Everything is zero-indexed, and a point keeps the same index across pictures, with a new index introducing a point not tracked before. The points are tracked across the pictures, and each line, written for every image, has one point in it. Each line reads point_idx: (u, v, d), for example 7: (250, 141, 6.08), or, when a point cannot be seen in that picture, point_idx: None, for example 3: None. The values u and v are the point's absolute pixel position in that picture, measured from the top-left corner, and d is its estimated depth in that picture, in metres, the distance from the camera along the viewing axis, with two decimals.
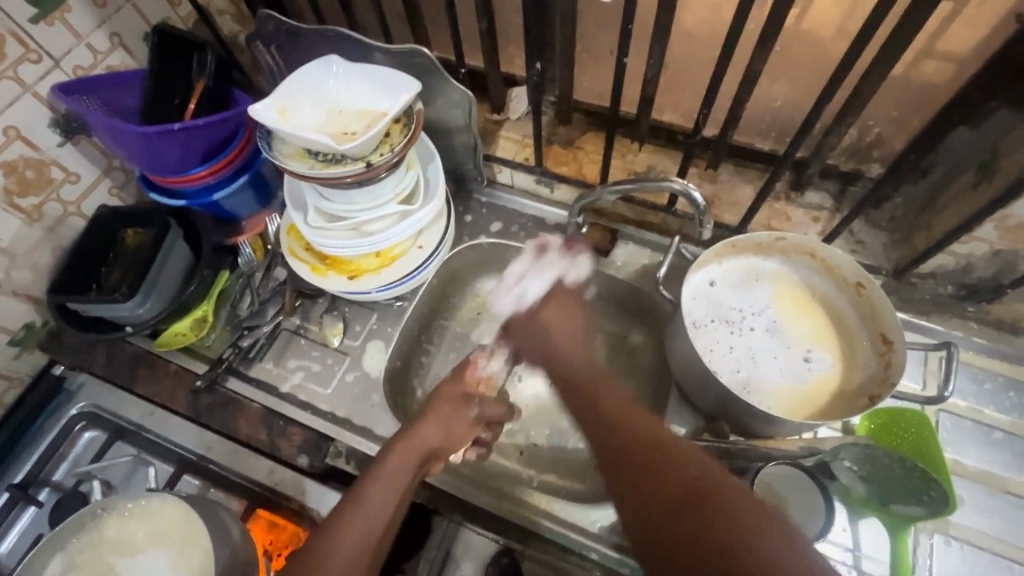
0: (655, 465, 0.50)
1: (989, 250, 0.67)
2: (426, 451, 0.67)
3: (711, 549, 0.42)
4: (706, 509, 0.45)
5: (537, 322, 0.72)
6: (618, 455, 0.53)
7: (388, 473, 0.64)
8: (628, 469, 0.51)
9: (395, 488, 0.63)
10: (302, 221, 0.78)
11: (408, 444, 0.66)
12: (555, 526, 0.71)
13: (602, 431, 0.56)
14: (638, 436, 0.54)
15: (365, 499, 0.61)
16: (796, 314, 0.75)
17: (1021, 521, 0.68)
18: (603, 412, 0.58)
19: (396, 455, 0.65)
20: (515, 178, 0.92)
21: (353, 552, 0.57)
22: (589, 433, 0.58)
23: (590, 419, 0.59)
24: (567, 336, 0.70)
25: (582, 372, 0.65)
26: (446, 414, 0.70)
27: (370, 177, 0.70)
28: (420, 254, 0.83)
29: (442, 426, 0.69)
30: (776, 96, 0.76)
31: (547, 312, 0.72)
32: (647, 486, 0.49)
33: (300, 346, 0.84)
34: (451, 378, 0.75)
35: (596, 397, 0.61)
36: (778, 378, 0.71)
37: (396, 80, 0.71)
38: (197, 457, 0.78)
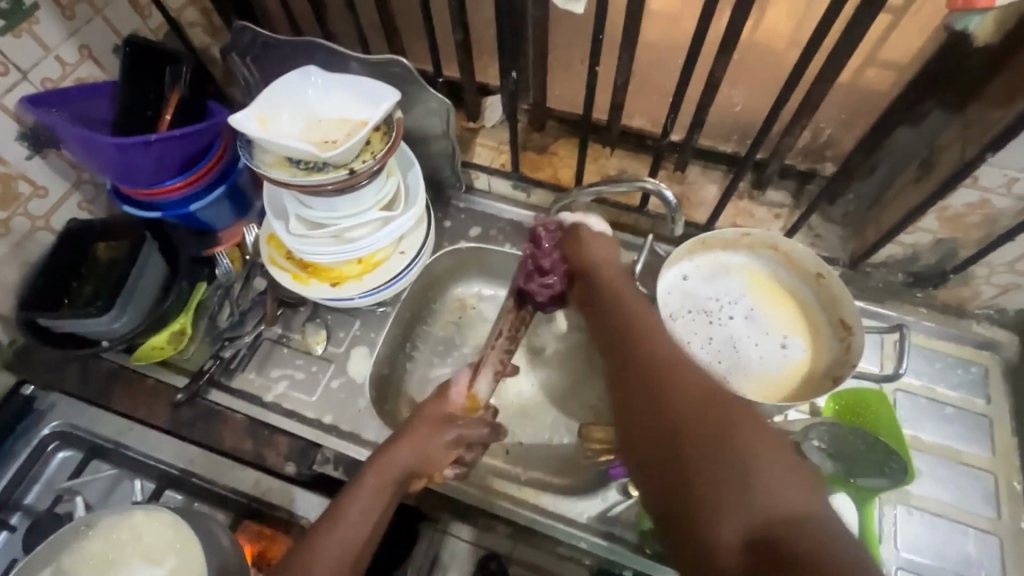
0: (678, 372, 0.54)
1: (933, 239, 0.72)
2: (404, 471, 0.65)
3: (720, 441, 0.47)
4: (729, 410, 0.49)
5: (572, 240, 0.75)
6: (638, 364, 0.57)
7: (364, 492, 0.63)
8: (652, 377, 0.55)
9: (359, 526, 0.61)
10: (283, 229, 0.78)
11: (384, 464, 0.65)
12: (543, 518, 0.73)
13: (622, 352, 0.60)
14: (654, 351, 0.58)
15: (342, 520, 0.61)
16: (762, 306, 0.79)
17: (973, 488, 0.73)
18: (640, 329, 0.62)
19: (375, 475, 0.64)
20: (493, 184, 0.95)
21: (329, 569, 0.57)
22: (615, 352, 0.61)
23: (619, 333, 0.63)
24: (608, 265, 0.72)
25: (612, 284, 0.69)
26: (423, 435, 0.67)
27: (352, 184, 0.72)
28: (402, 259, 0.84)
29: (416, 449, 0.66)
30: (736, 101, 0.81)
31: (592, 241, 0.74)
32: (668, 385, 0.53)
33: (283, 355, 0.84)
34: (434, 399, 0.72)
35: (623, 315, 0.64)
36: (751, 365, 0.75)
37: (375, 89, 0.73)
38: (179, 471, 0.77)
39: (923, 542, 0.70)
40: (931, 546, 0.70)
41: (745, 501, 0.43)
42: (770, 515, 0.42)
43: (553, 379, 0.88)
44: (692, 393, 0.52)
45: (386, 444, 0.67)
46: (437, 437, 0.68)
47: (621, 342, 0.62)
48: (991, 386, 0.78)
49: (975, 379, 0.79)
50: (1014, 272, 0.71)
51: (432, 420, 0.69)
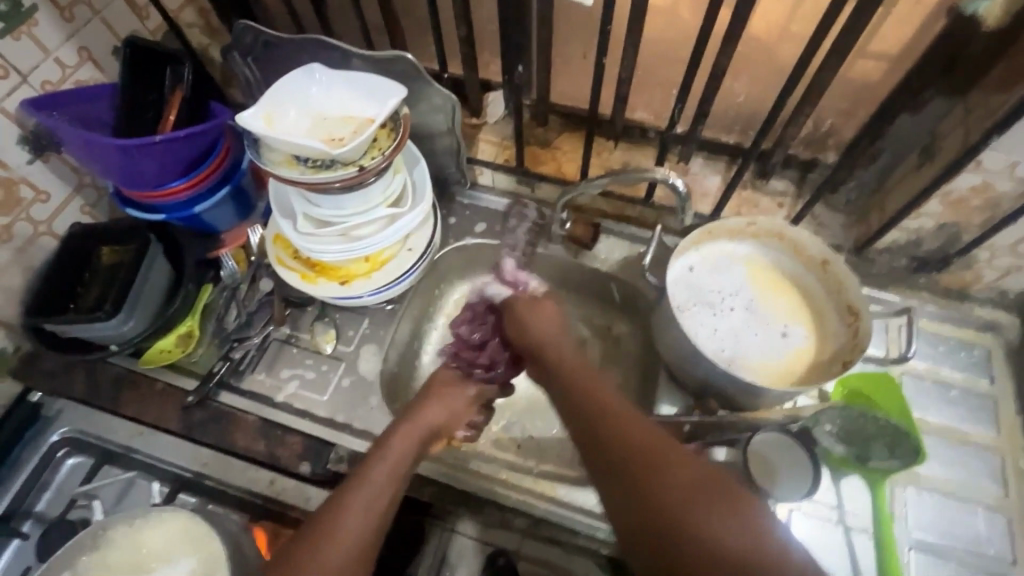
0: (665, 458, 0.54)
1: (936, 224, 0.73)
2: (429, 432, 0.68)
3: (729, 541, 0.48)
4: (727, 502, 0.50)
5: (514, 312, 0.75)
6: (619, 449, 0.56)
7: (392, 448, 0.64)
8: (620, 462, 0.55)
9: (377, 496, 0.59)
10: (291, 228, 0.78)
11: (410, 426, 0.67)
12: (560, 510, 0.74)
13: (584, 428, 0.60)
14: (617, 431, 0.57)
15: (372, 476, 0.61)
16: (768, 294, 0.80)
17: (980, 467, 0.74)
18: (596, 402, 0.61)
19: (403, 432, 0.66)
20: (497, 179, 0.96)
21: (364, 520, 0.57)
22: (577, 429, 0.61)
23: (585, 413, 0.60)
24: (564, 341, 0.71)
25: (568, 358, 0.68)
26: (447, 396, 0.73)
27: (361, 181, 0.72)
28: (410, 256, 0.84)
29: (447, 408, 0.72)
30: (738, 92, 0.81)
31: (533, 311, 0.74)
32: (660, 478, 0.52)
33: (292, 355, 0.84)
34: (445, 366, 0.78)
35: (579, 388, 0.63)
36: (760, 352, 0.76)
37: (381, 86, 0.73)
38: (192, 474, 0.76)
39: (934, 522, 0.71)
40: (942, 525, 0.71)
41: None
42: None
43: None
44: (662, 481, 0.52)
45: (398, 423, 0.67)
46: (450, 408, 0.72)
47: (581, 417, 0.61)
48: (994, 367, 0.80)
49: (978, 361, 0.80)
50: (1016, 255, 0.72)
51: (441, 399, 0.72)
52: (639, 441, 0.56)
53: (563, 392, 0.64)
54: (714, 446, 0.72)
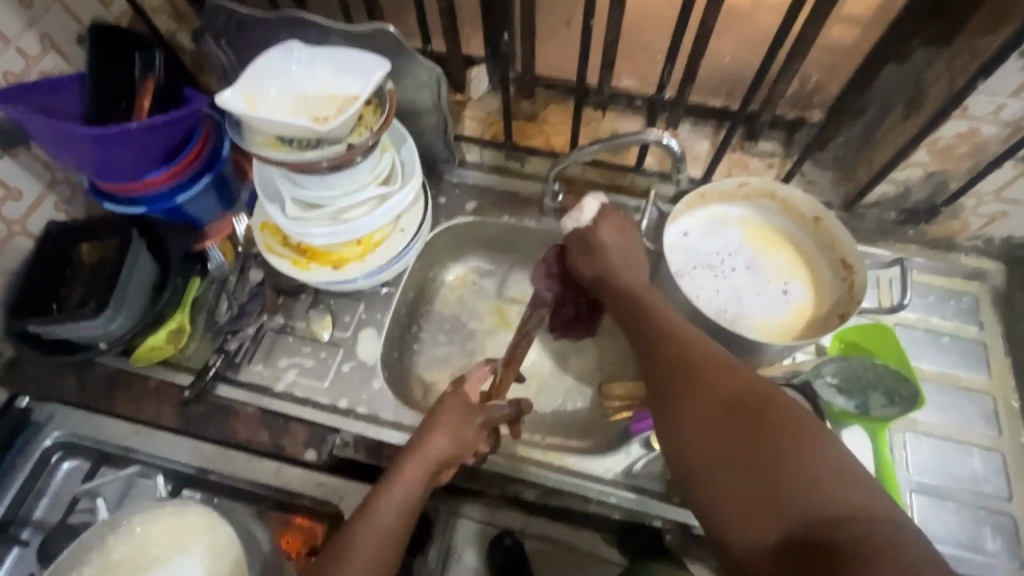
0: (721, 374, 0.56)
1: (923, 173, 0.74)
2: (436, 464, 0.65)
3: (765, 459, 0.50)
4: (774, 422, 0.51)
5: (586, 251, 0.72)
6: (676, 368, 0.59)
7: (393, 489, 0.63)
8: (671, 377, 0.59)
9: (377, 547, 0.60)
10: (279, 214, 0.76)
11: (415, 459, 0.65)
12: (571, 478, 0.74)
13: (647, 342, 0.63)
14: (676, 349, 0.60)
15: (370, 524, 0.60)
16: (763, 254, 0.81)
17: (973, 409, 0.76)
18: (659, 323, 0.64)
19: (406, 471, 0.64)
20: (486, 156, 0.94)
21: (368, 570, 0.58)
22: (642, 345, 0.64)
23: (648, 338, 0.63)
24: (635, 273, 0.70)
25: (638, 286, 0.69)
26: (456, 426, 0.67)
27: (349, 159, 0.70)
28: (403, 237, 0.82)
29: (450, 437, 0.67)
30: (725, 53, 0.85)
31: (606, 235, 0.71)
32: (708, 396, 0.55)
33: (289, 344, 0.82)
34: (453, 392, 0.71)
35: (647, 310, 0.66)
36: (759, 311, 0.77)
37: (363, 61, 0.71)
38: (196, 470, 0.75)
39: (932, 464, 0.73)
40: (941, 468, 0.73)
41: (786, 513, 0.48)
42: (811, 522, 0.47)
43: (563, 345, 0.89)
44: (710, 397, 0.55)
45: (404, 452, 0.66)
46: (456, 437, 0.67)
47: (646, 335, 0.64)
48: (982, 314, 0.82)
49: (967, 308, 0.82)
50: (1001, 200, 0.74)
51: (439, 427, 0.67)
52: (698, 360, 0.58)
53: (628, 313, 0.67)
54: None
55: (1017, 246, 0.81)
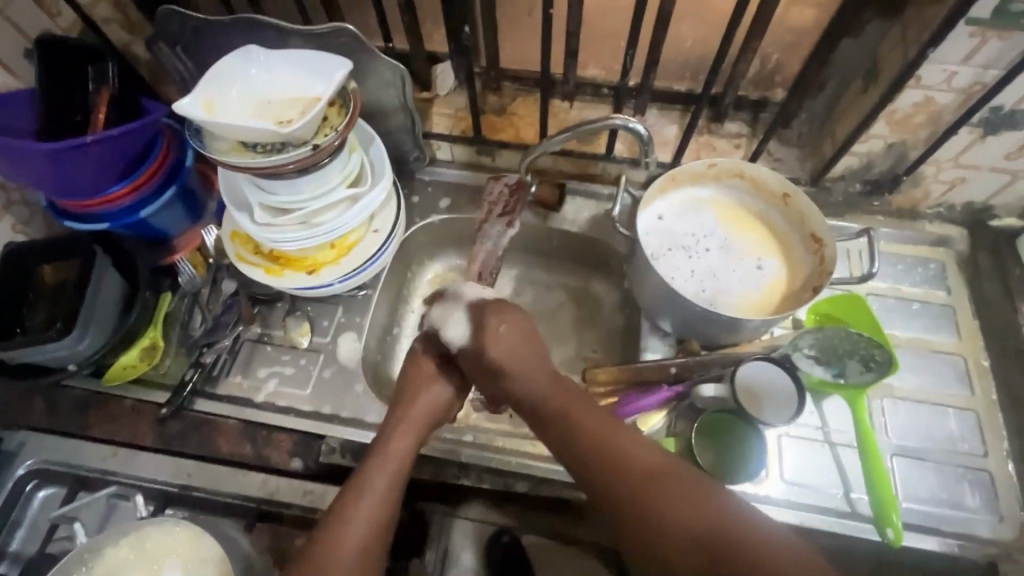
0: (654, 496, 0.57)
1: (884, 144, 0.75)
2: (425, 427, 0.70)
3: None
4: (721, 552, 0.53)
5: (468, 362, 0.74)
6: (614, 495, 0.59)
7: (386, 460, 0.65)
8: (614, 501, 0.59)
9: (373, 513, 0.61)
10: (248, 221, 0.74)
11: (409, 424, 0.69)
12: (558, 467, 0.75)
13: (578, 463, 0.62)
14: (612, 469, 0.60)
15: (367, 487, 0.62)
16: (737, 233, 0.82)
17: (947, 371, 0.78)
18: (585, 433, 0.63)
19: (401, 434, 0.68)
20: (456, 152, 0.94)
21: (364, 541, 0.59)
22: (571, 461, 0.63)
23: (577, 460, 0.62)
24: (531, 367, 0.70)
25: (542, 393, 0.68)
26: (429, 382, 0.73)
27: (317, 161, 0.69)
28: (377, 237, 0.82)
29: (432, 401, 0.71)
30: (686, 37, 0.86)
31: (490, 349, 0.71)
32: (655, 534, 0.56)
33: (267, 353, 0.81)
34: (422, 353, 0.77)
35: (561, 425, 0.64)
36: (734, 289, 0.78)
37: (324, 61, 0.70)
38: (178, 487, 0.73)
39: (910, 428, 0.75)
40: (919, 430, 0.75)
41: None
42: None
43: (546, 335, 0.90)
44: (653, 528, 0.56)
45: (391, 422, 0.69)
46: (440, 402, 0.72)
47: (573, 451, 0.63)
48: (950, 278, 0.84)
49: (934, 274, 0.84)
50: (960, 166, 0.76)
51: (427, 387, 0.72)
52: (632, 481, 0.59)
53: (546, 425, 0.66)
54: (700, 383, 0.73)
55: (978, 210, 0.83)
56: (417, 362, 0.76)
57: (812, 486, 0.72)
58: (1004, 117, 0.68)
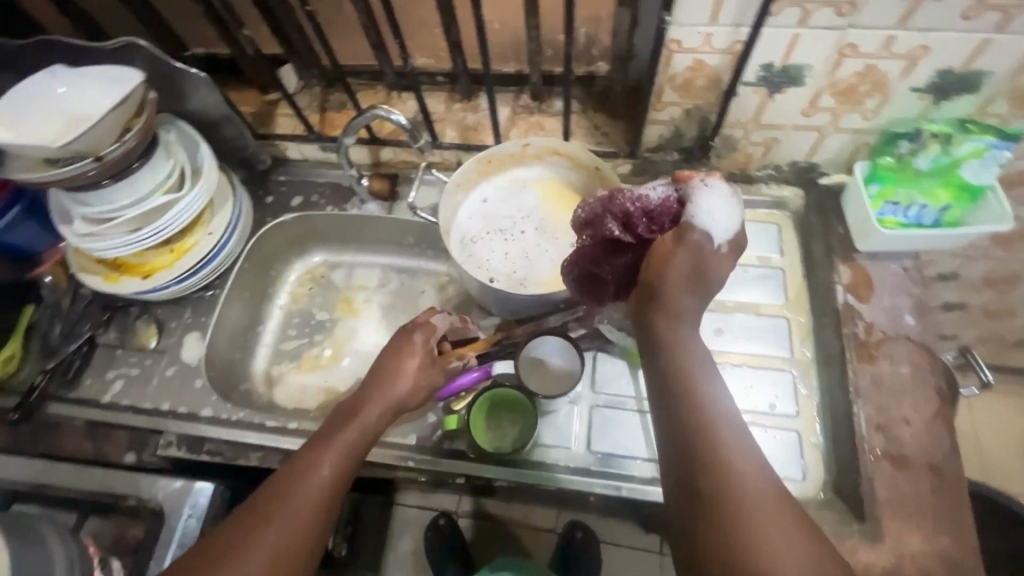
0: (769, 527, 0.43)
1: (683, 111, 0.75)
2: (399, 402, 0.66)
3: None
4: None
5: (654, 255, 0.56)
6: (723, 506, 0.45)
7: (352, 426, 0.62)
8: (714, 509, 0.45)
9: (328, 473, 0.58)
10: (71, 232, 0.78)
11: (383, 396, 0.65)
12: (374, 450, 0.75)
13: (688, 446, 0.47)
14: (733, 475, 0.46)
15: (323, 453, 0.59)
16: (557, 211, 0.83)
17: (772, 334, 0.78)
18: (692, 419, 0.48)
19: (372, 401, 0.65)
20: (304, 151, 0.96)
21: (314, 506, 0.56)
22: (677, 443, 0.48)
23: (689, 440, 0.48)
24: (698, 303, 0.54)
25: (691, 357, 0.51)
26: (403, 357, 0.69)
27: (120, 167, 0.73)
28: (212, 239, 0.85)
29: (415, 378, 0.68)
30: (499, 20, 0.87)
31: (670, 258, 0.55)
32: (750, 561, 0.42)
33: (117, 356, 0.86)
34: (415, 329, 0.72)
35: (686, 398, 0.49)
36: (548, 267, 0.79)
37: (117, 75, 0.73)
38: (28, 485, 0.77)
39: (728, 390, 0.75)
40: (737, 392, 0.75)
41: None
42: None
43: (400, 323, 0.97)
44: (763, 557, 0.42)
45: (368, 392, 0.66)
46: (420, 381, 0.68)
47: (678, 434, 0.48)
48: (784, 240, 0.83)
49: (769, 237, 0.84)
50: (764, 127, 0.75)
51: (409, 366, 0.68)
52: (751, 499, 0.45)
53: (664, 392, 0.51)
54: (497, 359, 0.78)
55: (805, 168, 0.82)
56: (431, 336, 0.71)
57: (622, 455, 0.73)
58: (778, 73, 0.67)
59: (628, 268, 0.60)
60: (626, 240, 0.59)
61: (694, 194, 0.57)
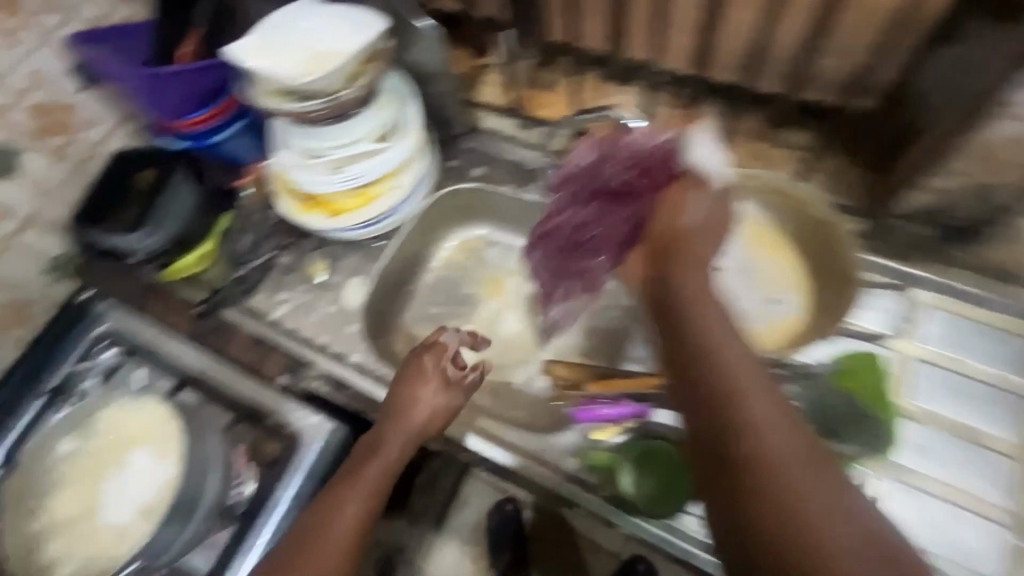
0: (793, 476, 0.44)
1: (971, 183, 0.65)
2: (417, 432, 0.71)
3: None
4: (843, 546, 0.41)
5: (668, 198, 0.70)
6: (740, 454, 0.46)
7: (371, 464, 0.68)
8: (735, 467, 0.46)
9: (356, 511, 0.64)
10: (284, 159, 0.83)
11: (399, 428, 0.71)
12: (508, 452, 0.75)
13: (710, 405, 0.50)
14: (750, 422, 0.48)
15: (342, 496, 0.65)
16: (758, 257, 0.75)
17: (988, 471, 0.66)
18: (708, 383, 0.51)
19: (388, 431, 0.70)
20: (499, 125, 0.95)
21: (341, 545, 0.62)
22: (696, 406, 0.51)
23: (706, 400, 0.50)
24: (708, 249, 0.65)
25: (709, 325, 0.55)
26: (416, 387, 0.73)
27: (341, 108, 0.76)
28: (398, 194, 0.86)
29: (433, 408, 0.72)
30: None
31: (689, 199, 0.70)
32: (779, 514, 0.43)
33: (290, 280, 0.92)
34: (422, 353, 0.76)
35: (703, 365, 0.52)
36: (736, 318, 0.72)
37: (361, 18, 0.74)
38: (196, 370, 0.85)
39: (914, 519, 0.65)
40: (925, 527, 0.64)
41: None
42: None
43: (543, 318, 0.94)
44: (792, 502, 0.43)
45: (384, 425, 0.71)
46: (436, 409, 0.72)
47: (695, 400, 0.52)
48: None
49: (1018, 355, 0.69)
50: None
51: (424, 392, 0.73)
52: (767, 446, 0.46)
53: (683, 367, 0.54)
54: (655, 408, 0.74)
55: None
56: (441, 361, 0.75)
57: None
58: None
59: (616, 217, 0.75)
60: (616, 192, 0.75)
61: (690, 142, 0.72)
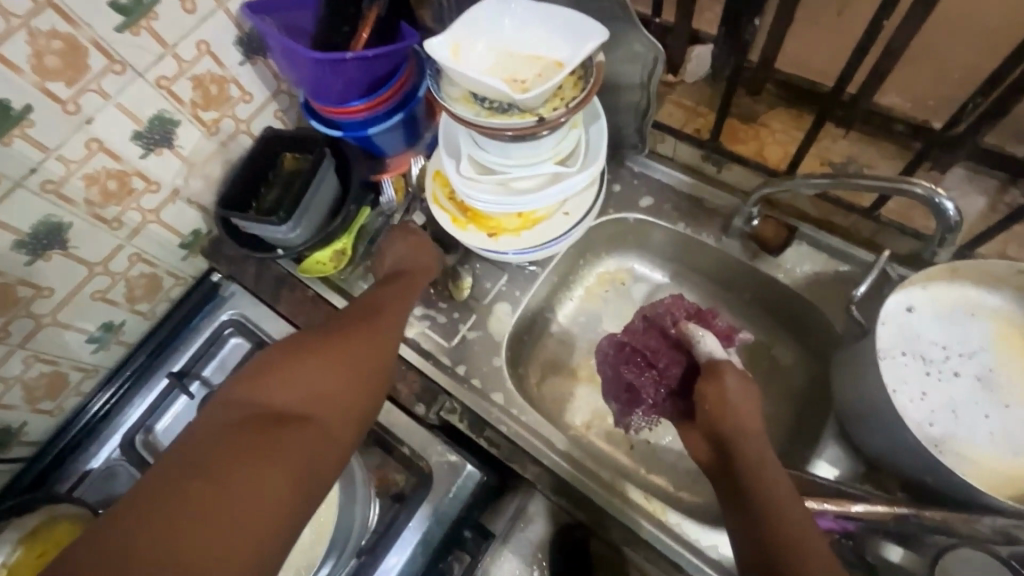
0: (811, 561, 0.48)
1: None
2: (425, 268, 0.77)
3: None
4: None
5: (711, 395, 0.60)
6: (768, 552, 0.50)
7: (398, 283, 0.73)
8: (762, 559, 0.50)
9: (402, 300, 0.71)
10: (453, 169, 0.74)
11: (417, 267, 0.77)
12: (669, 539, 0.67)
13: (743, 504, 0.54)
14: (780, 529, 0.50)
15: (382, 298, 0.70)
16: (1016, 367, 0.63)
17: None
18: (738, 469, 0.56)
19: (411, 264, 0.77)
20: (679, 150, 0.84)
21: (391, 320, 0.67)
22: (734, 510, 0.55)
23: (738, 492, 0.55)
24: (756, 411, 0.59)
25: (749, 447, 0.57)
26: (416, 241, 0.78)
27: (534, 133, 0.65)
28: (565, 220, 0.78)
29: (429, 256, 0.78)
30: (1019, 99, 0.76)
31: (728, 387, 0.60)
32: None
33: (427, 294, 0.83)
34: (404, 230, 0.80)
35: (737, 476, 0.56)
36: (985, 442, 0.60)
37: (579, 24, 0.63)
38: None
39: None
40: None
41: None
42: None
43: None
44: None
45: (404, 263, 0.77)
46: (431, 261, 0.78)
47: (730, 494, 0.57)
48: None
49: None
50: None
51: (424, 248, 0.78)
52: (795, 540, 0.49)
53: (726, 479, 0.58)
54: (885, 540, 0.60)
55: None
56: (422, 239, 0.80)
57: None
58: None
59: (651, 381, 0.73)
60: (651, 361, 0.73)
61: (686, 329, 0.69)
